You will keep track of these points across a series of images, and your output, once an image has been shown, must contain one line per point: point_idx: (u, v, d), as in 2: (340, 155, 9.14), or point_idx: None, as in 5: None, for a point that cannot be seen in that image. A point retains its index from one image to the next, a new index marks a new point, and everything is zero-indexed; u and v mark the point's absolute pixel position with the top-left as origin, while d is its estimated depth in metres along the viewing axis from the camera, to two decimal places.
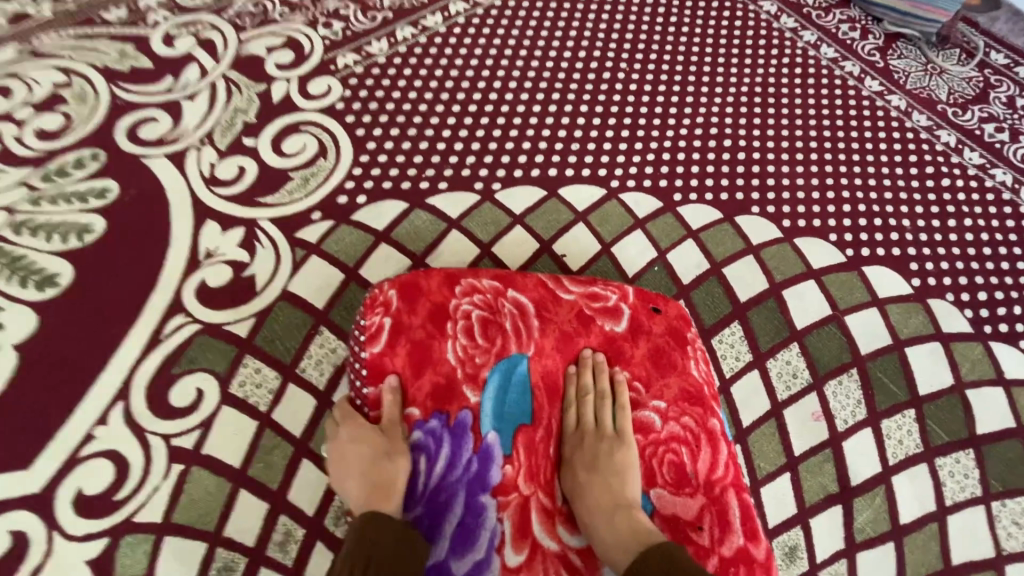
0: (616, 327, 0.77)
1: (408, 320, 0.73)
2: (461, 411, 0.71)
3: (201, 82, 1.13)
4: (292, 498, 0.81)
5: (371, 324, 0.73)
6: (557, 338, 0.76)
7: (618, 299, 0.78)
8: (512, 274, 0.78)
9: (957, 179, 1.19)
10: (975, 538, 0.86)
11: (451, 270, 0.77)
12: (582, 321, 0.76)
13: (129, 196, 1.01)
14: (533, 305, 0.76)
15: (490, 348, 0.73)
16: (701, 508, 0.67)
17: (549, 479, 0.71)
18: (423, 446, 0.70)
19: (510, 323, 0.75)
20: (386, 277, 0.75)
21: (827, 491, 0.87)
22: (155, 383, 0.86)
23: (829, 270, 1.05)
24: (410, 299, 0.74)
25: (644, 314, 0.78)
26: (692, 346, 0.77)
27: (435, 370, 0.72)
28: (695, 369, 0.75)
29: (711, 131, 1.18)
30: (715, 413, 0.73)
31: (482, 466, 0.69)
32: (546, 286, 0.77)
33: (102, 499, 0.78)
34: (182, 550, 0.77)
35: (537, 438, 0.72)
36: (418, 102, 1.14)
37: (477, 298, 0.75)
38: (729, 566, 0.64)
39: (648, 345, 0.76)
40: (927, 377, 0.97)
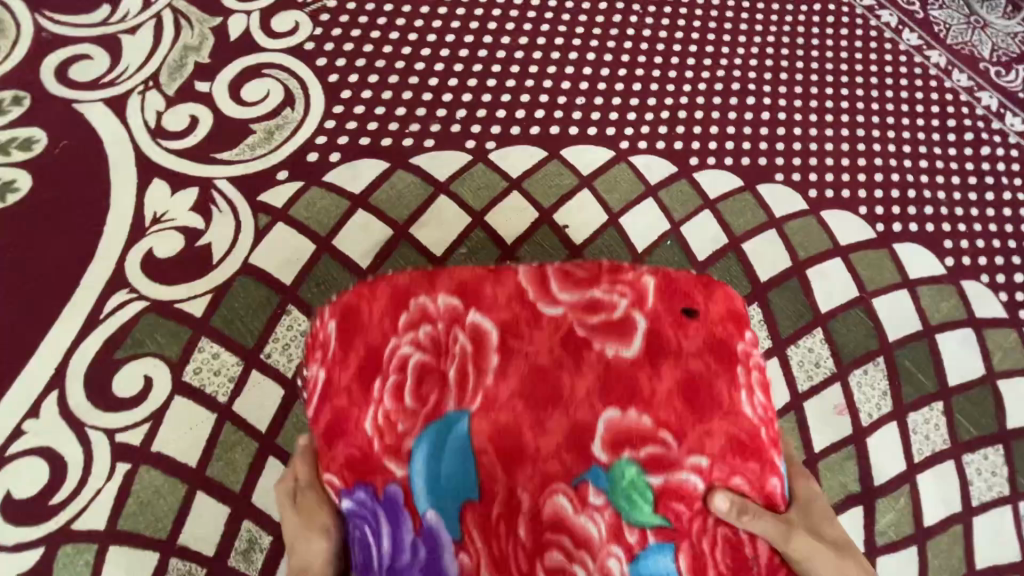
0: (625, 350, 0.55)
1: (337, 374, 0.57)
2: (388, 485, 0.54)
3: (143, 14, 0.96)
4: (256, 502, 0.71)
5: (310, 375, 0.59)
6: (530, 377, 0.54)
7: (629, 306, 0.57)
8: (477, 283, 0.57)
9: (996, 147, 1.08)
10: (1001, 540, 0.80)
11: (400, 287, 0.58)
12: (572, 348, 0.55)
13: (59, 148, 0.86)
14: (496, 332, 0.56)
15: (425, 405, 0.55)
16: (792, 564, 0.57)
17: (523, 574, 0.51)
18: (360, 518, 0.54)
19: (457, 367, 0.55)
20: (324, 304, 0.60)
21: (848, 491, 0.80)
22: (95, 370, 0.74)
23: (857, 247, 0.95)
24: (345, 342, 0.57)
25: (671, 323, 0.56)
26: (744, 364, 0.57)
27: (349, 441, 0.55)
28: (747, 404, 0.55)
29: (733, 86, 1.04)
30: (774, 468, 0.55)
31: (433, 550, 0.53)
32: (525, 301, 0.57)
33: (36, 503, 0.68)
34: (132, 559, 0.68)
35: (492, 517, 0.52)
36: (400, 44, 0.99)
37: (422, 333, 0.56)
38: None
39: (676, 375, 0.54)
40: (957, 366, 0.89)
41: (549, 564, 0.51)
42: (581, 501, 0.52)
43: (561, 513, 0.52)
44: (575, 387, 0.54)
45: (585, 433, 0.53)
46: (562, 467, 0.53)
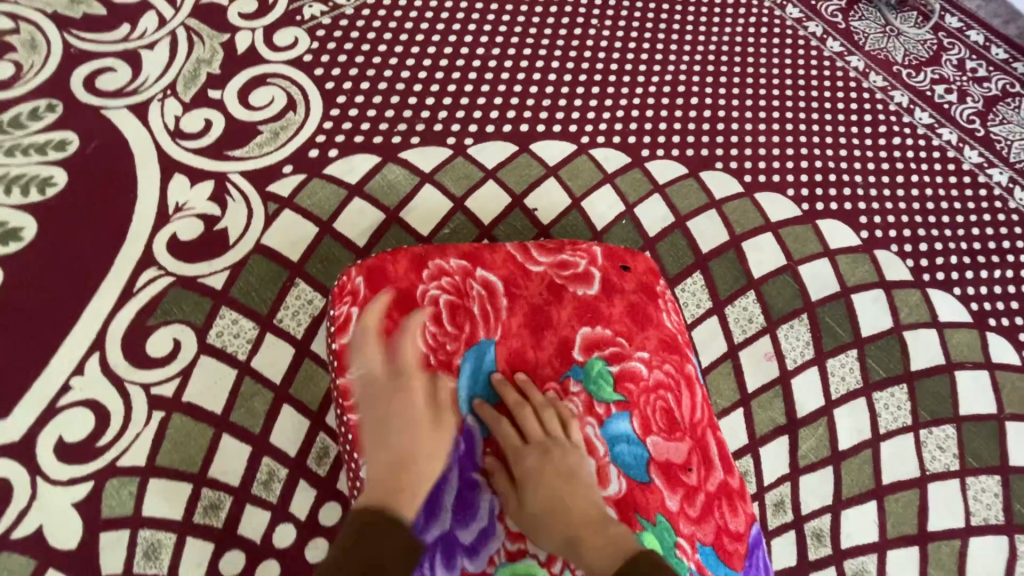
0: (589, 291, 0.81)
1: (375, 309, 0.77)
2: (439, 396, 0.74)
3: (160, 31, 1.09)
4: (274, 442, 0.84)
5: (340, 314, 0.78)
6: (527, 311, 0.79)
7: (588, 264, 0.82)
8: (479, 252, 0.82)
9: (906, 137, 1.26)
10: (904, 461, 0.95)
11: (419, 253, 0.81)
12: (552, 291, 0.80)
13: (90, 148, 0.98)
14: (500, 283, 0.80)
15: (460, 335, 0.77)
16: (689, 449, 0.75)
17: None
18: None
19: (477, 307, 0.78)
20: (353, 264, 0.80)
21: (776, 423, 0.95)
22: (131, 334, 0.86)
23: (785, 223, 1.11)
24: (379, 289, 0.78)
25: (614, 274, 0.82)
26: (662, 298, 0.84)
27: (405, 359, 0.75)
28: (667, 320, 0.82)
29: (679, 89, 1.20)
30: (689, 359, 0.81)
31: (469, 445, 0.74)
32: (515, 261, 0.82)
33: (84, 445, 0.80)
34: (167, 491, 0.79)
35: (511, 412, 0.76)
36: (388, 55, 1.13)
37: (445, 282, 0.79)
38: (715, 498, 0.74)
39: (621, 305, 0.81)
40: (870, 320, 1.05)
41: None
42: (566, 391, 0.77)
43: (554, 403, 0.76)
44: (560, 316, 0.79)
45: (567, 345, 0.78)
46: (553, 369, 0.78)
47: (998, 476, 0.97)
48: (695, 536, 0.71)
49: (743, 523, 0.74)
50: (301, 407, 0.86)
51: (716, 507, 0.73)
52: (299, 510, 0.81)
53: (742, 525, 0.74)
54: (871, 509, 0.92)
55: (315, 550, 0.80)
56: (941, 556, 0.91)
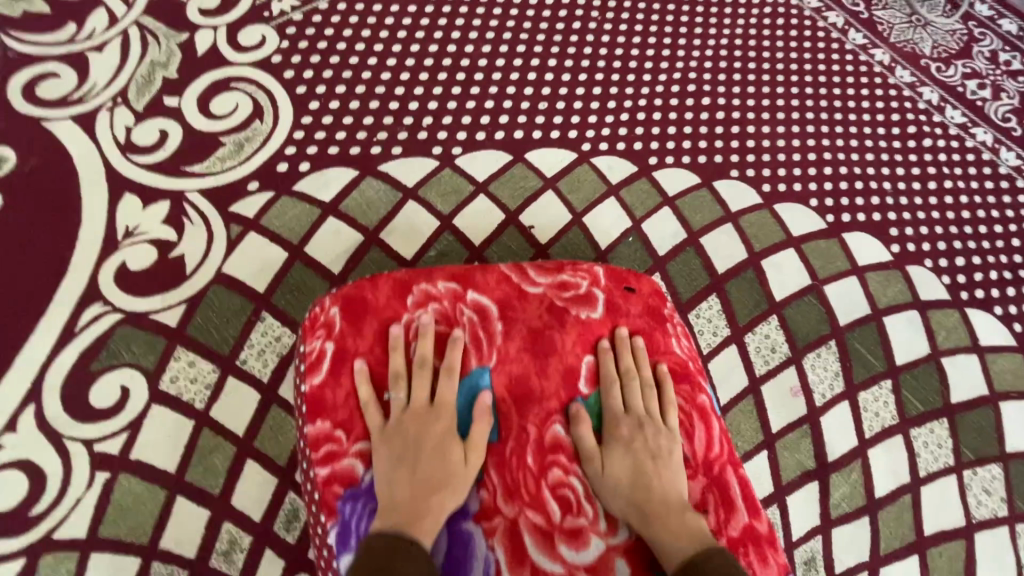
0: (592, 314, 0.71)
1: (353, 343, 0.66)
2: None
3: (110, 31, 0.97)
4: (236, 504, 0.73)
5: (311, 350, 0.67)
6: (525, 337, 0.68)
7: (590, 285, 0.72)
8: (470, 273, 0.71)
9: (938, 139, 1.15)
10: (947, 508, 0.85)
11: (402, 278, 0.70)
12: (554, 314, 0.69)
13: (29, 166, 0.87)
14: (495, 307, 0.69)
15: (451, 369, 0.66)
16: (703, 487, 0.65)
17: (533, 493, 0.63)
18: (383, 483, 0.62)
19: (467, 336, 0.68)
20: (328, 293, 0.69)
21: (804, 467, 0.84)
22: (72, 382, 0.75)
23: (809, 238, 1.00)
24: (358, 320, 0.67)
25: (619, 295, 0.73)
26: (671, 322, 0.74)
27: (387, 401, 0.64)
28: (676, 346, 0.73)
29: (689, 88, 1.09)
30: (702, 388, 0.71)
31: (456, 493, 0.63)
32: (511, 281, 0.71)
33: (15, 515, 0.69)
34: (113, 566, 0.69)
35: (507, 453, 0.64)
36: (366, 55, 1.01)
37: (432, 309, 0.69)
38: (738, 545, 0.62)
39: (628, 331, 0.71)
40: (904, 346, 0.94)
41: (554, 477, 0.63)
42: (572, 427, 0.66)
43: (561, 437, 0.65)
44: (563, 343, 0.68)
45: (570, 376, 0.68)
46: (557, 403, 0.66)
47: None
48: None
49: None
50: (267, 462, 0.75)
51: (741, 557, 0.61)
52: None
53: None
54: (912, 564, 0.82)
55: None
56: None
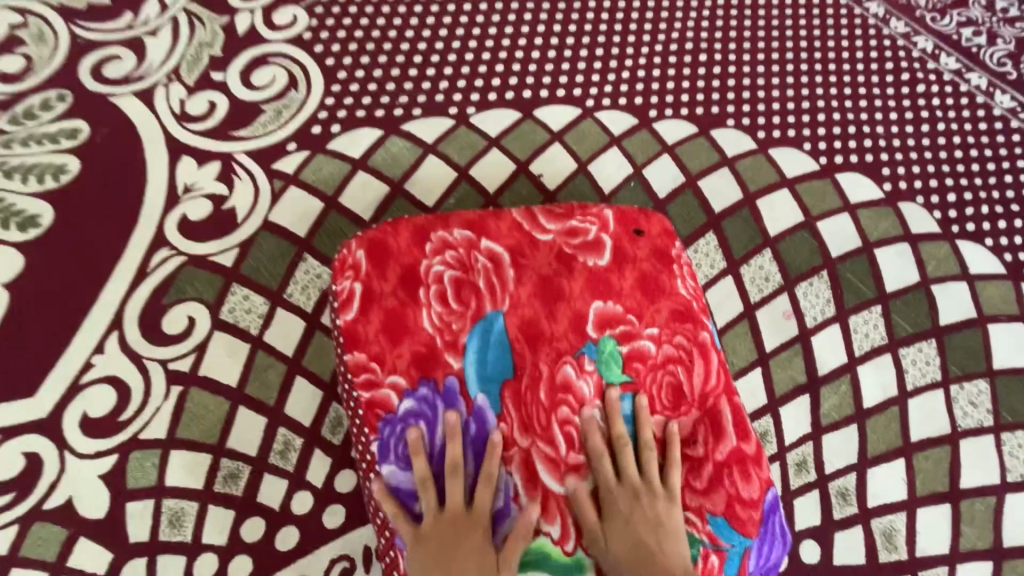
0: (599, 261, 0.78)
1: (379, 285, 0.76)
2: (447, 378, 0.74)
3: (162, 17, 1.10)
4: (289, 413, 0.85)
5: (342, 290, 0.76)
6: (535, 284, 0.77)
7: (598, 231, 0.79)
8: (483, 222, 0.79)
9: (932, 84, 1.19)
10: (934, 417, 0.91)
11: (421, 225, 0.79)
12: (562, 261, 0.78)
13: (101, 135, 1.00)
14: (507, 254, 0.78)
15: (466, 312, 0.76)
16: (696, 422, 0.75)
17: (545, 426, 0.73)
18: (420, 413, 0.73)
19: (483, 281, 0.77)
20: (355, 238, 0.78)
21: (796, 383, 0.92)
22: (147, 313, 0.88)
23: (802, 179, 1.07)
24: (382, 263, 0.76)
25: (627, 240, 0.80)
26: (677, 264, 0.81)
27: (413, 339, 0.74)
28: (680, 286, 0.79)
29: (686, 46, 1.16)
30: (703, 326, 0.78)
31: (480, 425, 0.73)
32: (522, 230, 0.79)
33: (108, 420, 0.82)
34: (189, 461, 0.81)
35: (522, 388, 0.74)
36: (387, 28, 1.12)
37: (449, 256, 0.77)
38: (724, 467, 0.74)
39: (634, 274, 0.78)
40: (895, 275, 1.00)
41: (561, 414, 0.73)
42: (580, 368, 0.74)
43: (568, 378, 0.74)
44: (571, 288, 0.76)
45: (579, 318, 0.76)
46: (567, 343, 0.75)
47: None
48: (704, 507, 0.74)
49: (756, 490, 0.73)
50: (314, 379, 0.87)
51: (726, 476, 0.73)
52: (316, 478, 0.82)
53: (755, 492, 0.73)
54: (898, 466, 0.88)
55: (332, 517, 0.82)
56: (976, 513, 0.87)
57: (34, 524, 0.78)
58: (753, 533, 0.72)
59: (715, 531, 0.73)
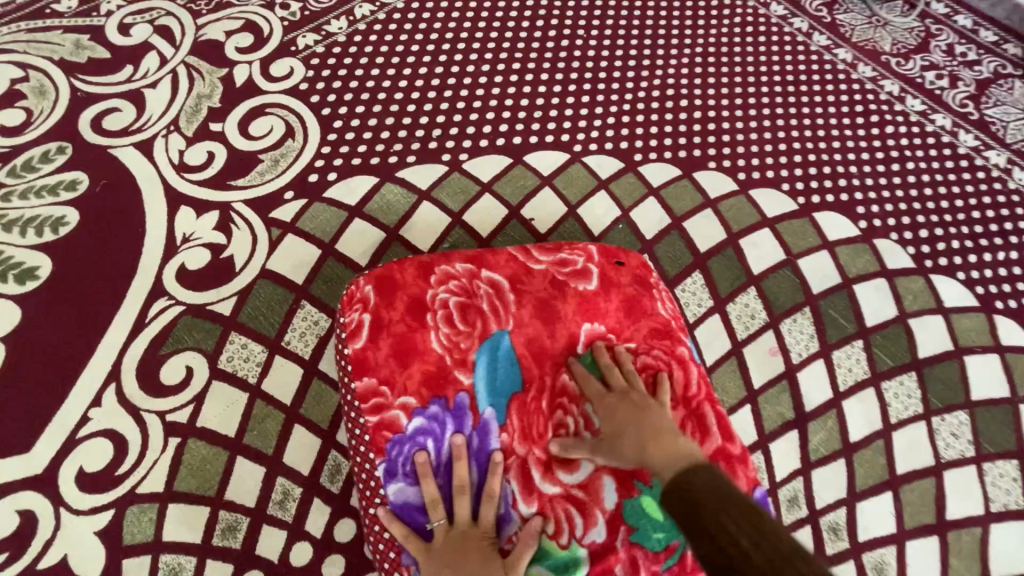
0: (589, 286, 0.82)
1: (387, 315, 0.78)
2: (457, 394, 0.76)
3: (162, 70, 1.13)
4: (288, 461, 0.85)
5: (351, 321, 0.78)
6: (535, 306, 0.80)
7: (585, 261, 0.84)
8: (482, 255, 0.83)
9: (900, 126, 1.26)
10: (918, 450, 0.94)
11: (425, 261, 0.82)
12: (557, 286, 0.82)
13: (100, 186, 1.02)
14: (506, 282, 0.82)
15: (472, 331, 0.78)
16: (682, 419, 0.78)
17: (543, 433, 0.77)
18: (428, 430, 0.75)
19: (486, 304, 0.80)
20: (362, 274, 0.81)
21: (785, 418, 0.94)
22: (145, 364, 0.89)
23: (782, 218, 1.11)
24: (389, 294, 0.79)
25: (611, 269, 0.85)
26: (657, 289, 0.86)
27: (423, 360, 0.76)
28: (662, 308, 0.84)
29: (668, 93, 1.22)
30: (682, 342, 0.82)
31: (483, 438, 0.76)
32: (517, 261, 0.83)
33: (104, 474, 0.82)
34: (187, 514, 0.81)
35: (528, 400, 0.77)
36: (380, 79, 1.16)
37: (453, 286, 0.80)
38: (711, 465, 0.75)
39: (620, 297, 0.83)
40: (874, 310, 1.05)
41: (558, 423, 0.77)
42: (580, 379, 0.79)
43: (567, 388, 0.78)
44: (566, 309, 0.81)
45: (576, 336, 0.80)
46: (566, 358, 0.80)
47: (1015, 460, 0.95)
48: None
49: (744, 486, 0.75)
50: (312, 426, 0.87)
51: None
52: (315, 527, 0.82)
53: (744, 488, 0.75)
54: (886, 499, 0.91)
55: (332, 566, 0.81)
56: (962, 545, 0.89)
57: None
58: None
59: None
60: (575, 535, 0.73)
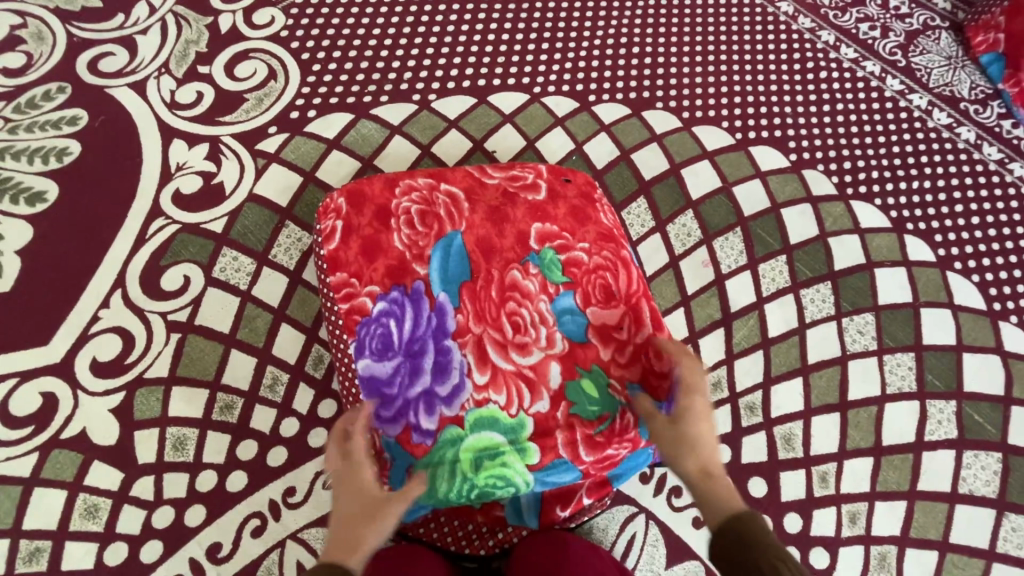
0: (538, 197, 0.93)
1: (357, 220, 0.89)
2: (414, 283, 0.85)
3: (151, 18, 1.22)
4: (276, 353, 0.98)
5: (326, 227, 0.90)
6: (488, 212, 0.90)
7: (535, 177, 0.95)
8: (442, 173, 0.94)
9: (832, 71, 1.38)
10: (829, 345, 1.08)
11: (391, 177, 0.93)
12: (507, 197, 0.92)
13: (99, 121, 1.12)
14: (463, 193, 0.92)
15: (430, 232, 0.88)
16: (624, 314, 0.87)
17: (496, 317, 0.84)
18: (390, 312, 0.84)
19: (444, 211, 0.90)
20: (337, 189, 0.92)
21: (713, 318, 1.08)
22: (147, 272, 1.00)
23: (721, 151, 1.24)
24: (358, 205, 0.90)
25: (558, 184, 0.95)
26: (600, 203, 0.96)
27: (386, 256, 0.86)
28: (604, 218, 0.95)
29: (621, 40, 1.33)
30: (624, 246, 0.93)
31: (440, 319, 0.84)
32: (473, 177, 0.94)
33: (115, 363, 0.94)
34: (189, 395, 0.94)
35: (478, 287, 0.85)
36: (356, 27, 1.26)
37: (415, 196, 0.91)
38: (642, 349, 0.86)
39: (567, 206, 0.93)
40: (798, 230, 1.18)
41: (510, 308, 0.85)
42: (526, 271, 0.87)
43: (516, 279, 0.86)
44: (515, 214, 0.90)
45: (523, 236, 0.89)
46: (514, 254, 0.88)
47: (913, 354, 1.10)
48: (625, 377, 0.85)
49: (668, 365, 0.86)
50: (297, 324, 1.00)
51: (643, 354, 0.85)
52: (301, 406, 0.95)
53: (666, 367, 0.86)
54: (798, 385, 1.05)
55: (316, 437, 0.94)
56: (860, 420, 1.04)
57: (52, 452, 0.89)
58: (663, 398, 0.85)
59: (633, 394, 0.84)
60: (523, 406, 0.82)
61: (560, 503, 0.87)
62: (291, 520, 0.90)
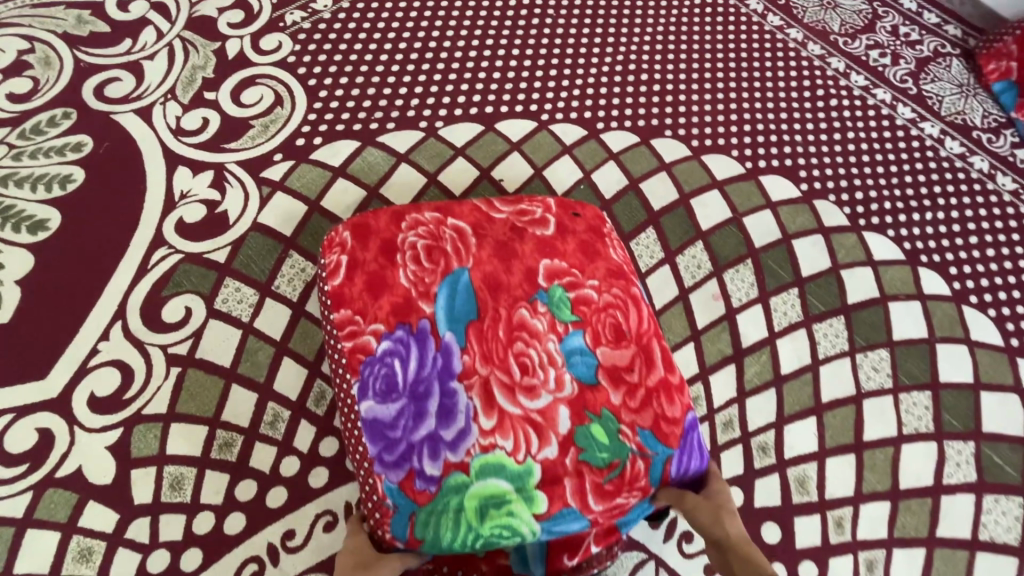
0: (546, 232, 0.91)
1: (362, 255, 0.87)
2: (420, 321, 0.83)
3: (158, 43, 1.22)
4: (277, 388, 0.96)
5: (330, 262, 0.88)
6: (495, 248, 0.88)
7: (543, 212, 0.94)
8: (449, 207, 0.93)
9: (843, 98, 1.36)
10: (842, 382, 1.06)
11: (397, 210, 0.92)
12: (515, 232, 0.90)
13: (103, 148, 1.11)
14: (470, 228, 0.90)
15: (436, 269, 0.86)
16: (634, 355, 0.85)
17: (503, 357, 0.82)
18: (395, 352, 0.82)
19: (451, 246, 0.88)
20: (343, 223, 0.91)
21: (723, 354, 1.06)
22: (148, 304, 0.98)
23: (730, 180, 1.22)
24: (364, 239, 0.88)
25: (567, 219, 0.94)
26: (609, 238, 0.95)
27: (391, 293, 0.84)
28: (613, 254, 0.93)
29: (630, 67, 1.32)
30: (634, 283, 0.91)
31: (446, 359, 0.81)
32: (480, 211, 0.93)
33: (113, 398, 0.92)
34: (188, 432, 0.91)
35: (485, 327, 0.83)
36: (363, 53, 1.25)
37: (421, 231, 0.89)
38: (653, 393, 0.84)
39: (576, 241, 0.91)
40: (810, 262, 1.16)
41: (518, 348, 0.83)
42: (534, 310, 0.85)
43: (524, 318, 0.84)
44: (523, 250, 0.89)
45: (531, 272, 0.87)
46: (522, 292, 0.86)
47: (929, 391, 1.07)
48: (636, 422, 0.82)
49: (679, 410, 0.84)
50: (299, 357, 0.98)
51: (654, 398, 0.83)
52: (302, 444, 0.93)
53: (678, 411, 0.83)
54: (811, 424, 1.02)
55: (317, 477, 0.92)
56: (876, 461, 1.01)
57: (46, 490, 0.87)
58: (674, 444, 0.83)
59: (643, 440, 0.82)
60: (530, 452, 0.79)
61: (567, 552, 0.84)
62: (289, 563, 0.87)
